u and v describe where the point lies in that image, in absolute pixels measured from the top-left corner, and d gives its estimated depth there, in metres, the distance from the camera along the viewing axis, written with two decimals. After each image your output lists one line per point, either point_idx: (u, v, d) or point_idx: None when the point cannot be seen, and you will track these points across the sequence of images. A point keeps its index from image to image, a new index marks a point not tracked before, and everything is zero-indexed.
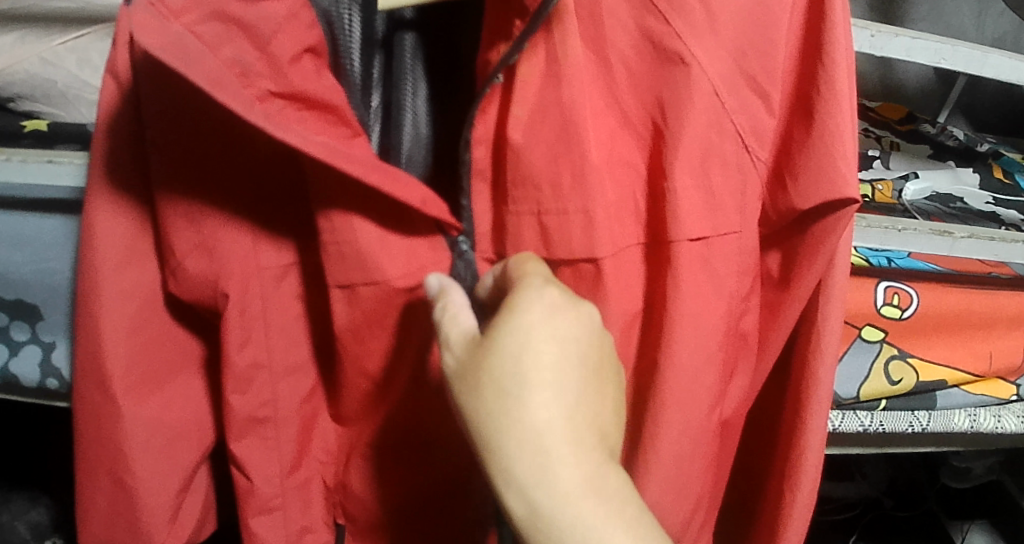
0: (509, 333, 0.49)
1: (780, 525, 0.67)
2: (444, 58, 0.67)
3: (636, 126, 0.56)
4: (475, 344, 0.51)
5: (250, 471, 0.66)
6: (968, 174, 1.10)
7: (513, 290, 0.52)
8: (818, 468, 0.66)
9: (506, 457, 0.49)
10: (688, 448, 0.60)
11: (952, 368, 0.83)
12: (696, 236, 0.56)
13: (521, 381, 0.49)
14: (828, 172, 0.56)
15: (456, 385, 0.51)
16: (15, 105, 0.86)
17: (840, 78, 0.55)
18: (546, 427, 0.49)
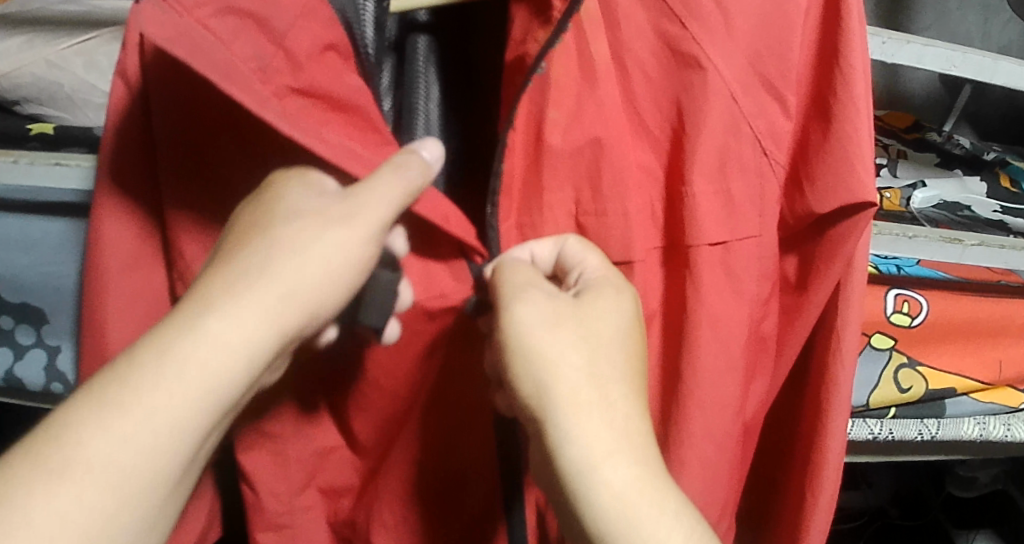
0: (617, 310, 0.53)
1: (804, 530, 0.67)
2: (465, 70, 0.68)
3: (653, 130, 0.56)
4: (575, 311, 0.52)
5: (254, 483, 0.65)
6: (975, 182, 1.10)
7: (598, 275, 0.54)
8: (838, 473, 0.66)
9: (603, 419, 0.49)
10: (706, 457, 0.59)
11: (961, 377, 0.82)
12: (714, 240, 0.55)
13: (625, 357, 0.52)
14: (846, 176, 0.56)
15: (555, 340, 0.51)
16: (21, 109, 0.86)
17: (856, 81, 0.55)
18: (638, 403, 0.51)
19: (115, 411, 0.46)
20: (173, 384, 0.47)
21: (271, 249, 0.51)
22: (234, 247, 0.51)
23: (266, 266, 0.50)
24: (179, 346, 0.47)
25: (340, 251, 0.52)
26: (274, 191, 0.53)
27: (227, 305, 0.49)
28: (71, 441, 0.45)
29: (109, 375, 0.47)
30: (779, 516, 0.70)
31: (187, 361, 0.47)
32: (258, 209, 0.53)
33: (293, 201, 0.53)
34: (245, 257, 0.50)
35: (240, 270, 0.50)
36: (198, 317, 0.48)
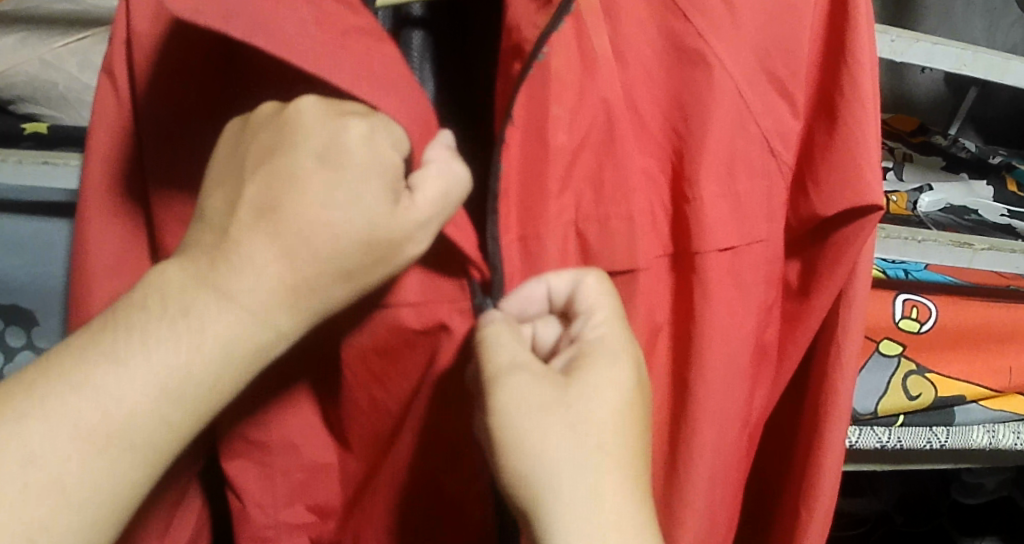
0: (614, 385, 0.49)
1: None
2: (461, 83, 0.67)
3: (656, 128, 0.54)
4: (568, 386, 0.49)
5: (244, 494, 0.63)
6: (981, 186, 1.08)
7: (599, 342, 0.51)
8: (835, 485, 0.64)
9: (596, 509, 0.46)
10: (709, 471, 0.57)
11: (971, 384, 0.80)
12: (723, 245, 0.54)
13: (622, 437, 0.48)
14: (851, 178, 0.54)
15: (546, 420, 0.47)
16: (17, 108, 0.84)
17: (865, 79, 0.54)
18: (637, 488, 0.47)
19: (173, 409, 0.43)
20: (223, 390, 0.45)
21: (337, 268, 0.45)
22: (293, 223, 0.44)
23: (326, 285, 0.46)
24: (238, 354, 0.44)
25: (389, 253, 0.47)
26: (354, 175, 0.45)
27: (283, 322, 0.45)
28: (124, 430, 0.42)
29: (171, 359, 0.43)
30: (775, 528, 0.68)
31: (237, 373, 0.45)
32: (332, 197, 0.45)
33: (369, 205, 0.45)
34: (309, 267, 0.45)
35: (301, 285, 0.45)
36: (255, 329, 0.44)
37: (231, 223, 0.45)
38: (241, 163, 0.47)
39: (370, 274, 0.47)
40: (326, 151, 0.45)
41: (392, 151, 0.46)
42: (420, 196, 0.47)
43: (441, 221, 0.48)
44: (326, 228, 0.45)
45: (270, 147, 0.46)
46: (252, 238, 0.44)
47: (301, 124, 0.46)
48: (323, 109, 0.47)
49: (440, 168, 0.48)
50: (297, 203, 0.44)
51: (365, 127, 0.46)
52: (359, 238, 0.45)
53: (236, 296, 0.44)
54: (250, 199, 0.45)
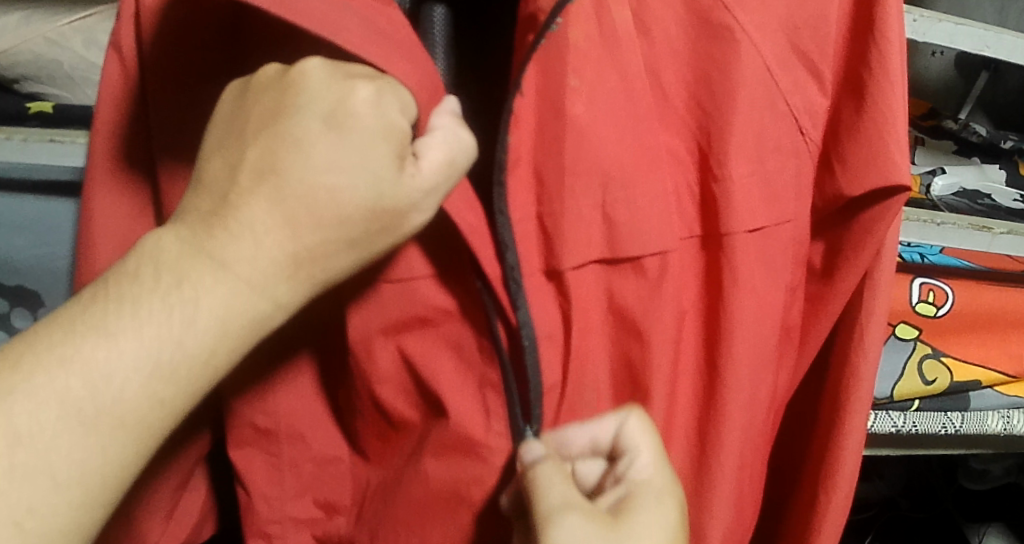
0: (661, 520, 0.51)
1: (814, 530, 0.64)
2: (469, 61, 0.65)
3: (679, 107, 0.53)
4: (618, 524, 0.50)
5: (251, 484, 0.63)
6: (993, 170, 1.06)
7: (646, 480, 0.52)
8: (855, 469, 0.63)
9: None
10: (729, 457, 0.57)
11: (987, 369, 0.79)
12: (752, 226, 0.53)
13: None
14: (878, 156, 0.53)
15: None
16: (21, 87, 0.83)
17: (893, 56, 0.53)
18: None
19: (165, 384, 0.42)
20: (218, 362, 0.43)
21: (338, 237, 0.44)
22: (294, 190, 0.43)
23: (326, 254, 0.44)
24: (234, 324, 0.43)
25: (392, 221, 0.45)
26: (359, 141, 0.43)
27: (281, 292, 0.44)
28: (114, 405, 0.41)
29: (164, 333, 0.42)
30: (790, 514, 0.68)
31: (232, 345, 0.43)
32: (335, 163, 0.43)
33: (374, 172, 0.43)
34: (310, 235, 0.43)
35: (301, 254, 0.43)
36: (252, 301, 0.43)
37: (230, 189, 0.43)
38: (243, 128, 0.45)
39: (373, 243, 0.45)
40: (331, 115, 0.43)
41: (400, 117, 0.44)
42: (427, 163, 0.45)
43: (448, 189, 0.46)
44: (328, 197, 0.43)
45: (273, 112, 0.44)
46: (250, 205, 0.43)
47: (307, 87, 0.44)
48: (330, 71, 0.44)
49: (446, 135, 0.46)
50: (299, 170, 0.43)
51: (375, 89, 0.44)
52: (362, 207, 0.43)
53: (232, 266, 0.42)
54: (249, 164, 0.44)
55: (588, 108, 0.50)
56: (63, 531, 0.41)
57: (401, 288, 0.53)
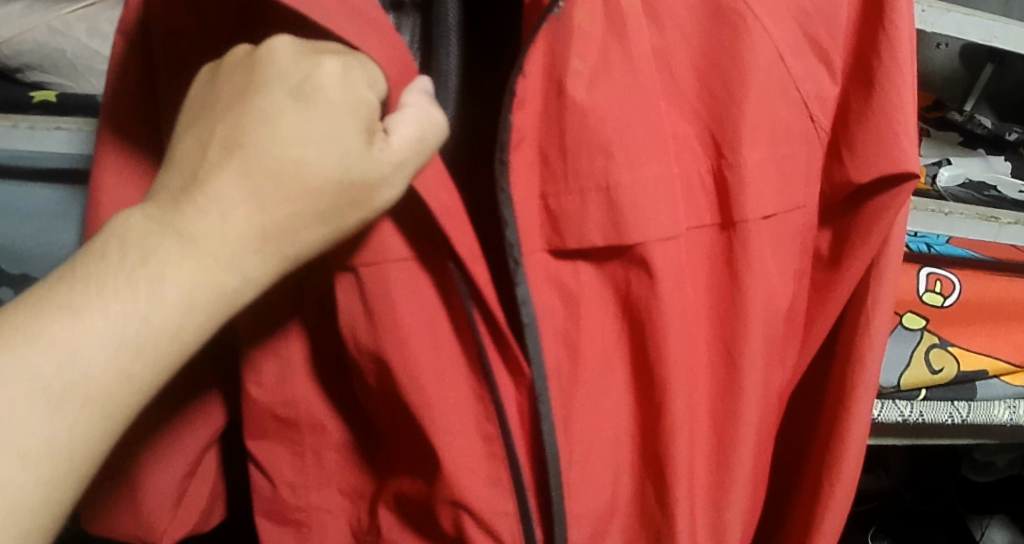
0: None
1: (817, 522, 0.64)
2: (476, 43, 0.64)
3: (689, 94, 0.52)
4: None
5: (274, 473, 0.64)
6: (1000, 162, 1.03)
7: None
8: (859, 460, 0.63)
9: None
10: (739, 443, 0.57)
11: (994, 358, 0.79)
12: (765, 214, 0.53)
13: None
14: (887, 144, 0.53)
15: None
16: (24, 76, 0.82)
17: (903, 42, 0.53)
18: None
19: (132, 360, 0.40)
20: (186, 340, 0.41)
21: (309, 210, 0.42)
22: (261, 162, 0.42)
23: (298, 229, 0.43)
24: (203, 299, 0.41)
25: (361, 195, 0.44)
26: (328, 112, 0.42)
27: (251, 267, 0.42)
28: (82, 382, 0.39)
29: (130, 309, 0.40)
30: (794, 504, 0.67)
31: (202, 322, 0.41)
32: (303, 134, 0.42)
33: (344, 143, 0.43)
34: (280, 209, 0.42)
35: (271, 228, 0.42)
36: (223, 275, 0.41)
37: (197, 165, 0.42)
38: (210, 108, 0.44)
39: (345, 218, 0.44)
40: (299, 88, 0.43)
41: (369, 91, 0.44)
42: (397, 138, 0.44)
43: (417, 166, 0.45)
44: (298, 169, 0.42)
45: (241, 89, 0.44)
46: (218, 179, 0.41)
47: (275, 64, 0.44)
48: (297, 48, 0.44)
49: (417, 112, 0.45)
50: (268, 142, 0.42)
51: (342, 62, 0.44)
52: (331, 179, 0.42)
53: (201, 240, 0.41)
54: (217, 140, 0.43)
55: (598, 95, 0.50)
56: (24, 522, 0.38)
57: (399, 281, 0.52)
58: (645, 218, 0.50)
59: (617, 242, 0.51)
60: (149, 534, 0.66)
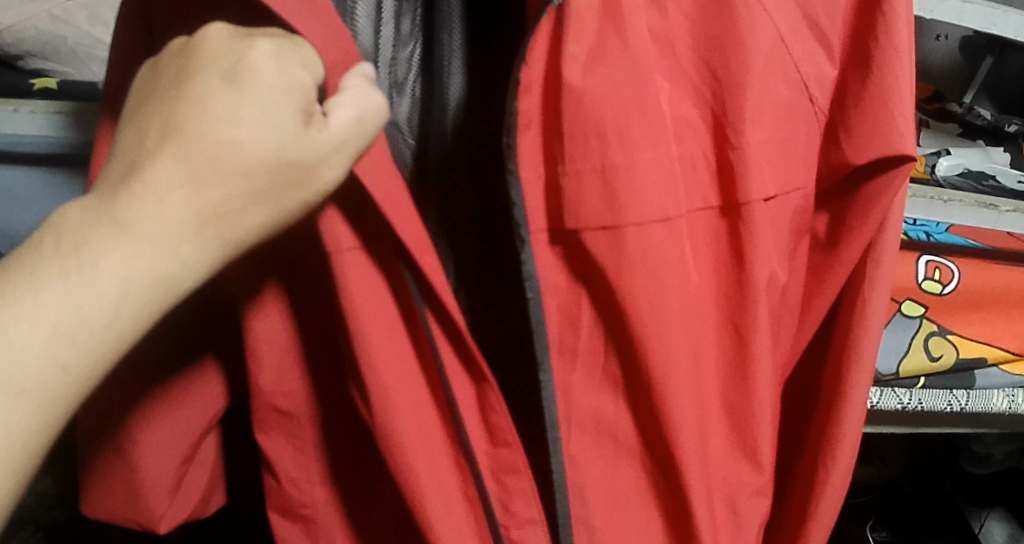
0: None
1: (813, 505, 0.64)
2: (482, 36, 0.65)
3: (690, 78, 0.52)
4: None
5: (277, 462, 0.66)
6: (998, 152, 1.02)
7: None
8: (855, 445, 0.63)
9: None
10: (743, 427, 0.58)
11: (992, 346, 0.79)
12: (767, 195, 0.53)
13: None
14: (884, 127, 0.54)
15: None
16: (24, 64, 0.82)
17: (900, 25, 0.53)
18: None
19: (67, 347, 0.39)
20: (124, 329, 0.41)
21: (246, 192, 0.42)
22: (193, 144, 0.42)
23: (236, 211, 0.42)
24: (140, 284, 0.41)
25: (297, 175, 0.43)
26: (260, 93, 0.43)
27: (189, 252, 0.42)
28: (17, 371, 0.38)
29: (64, 298, 0.39)
30: (791, 489, 0.68)
31: (139, 311, 0.41)
32: (236, 116, 0.42)
33: (278, 124, 0.43)
34: (215, 191, 0.42)
35: (207, 211, 0.42)
36: (161, 260, 0.41)
37: (135, 151, 0.42)
38: (149, 98, 0.44)
39: (284, 200, 0.44)
40: (232, 71, 0.43)
41: (304, 73, 0.44)
42: (335, 118, 0.44)
43: (357, 148, 0.45)
44: (231, 149, 0.42)
45: (177, 76, 0.44)
46: (154, 163, 0.41)
47: (209, 50, 0.44)
48: (232, 34, 0.45)
49: (357, 93, 0.45)
50: (200, 124, 0.42)
51: (275, 43, 0.44)
52: (267, 159, 0.42)
53: (136, 225, 0.41)
54: (153, 127, 0.43)
55: (599, 77, 0.49)
56: None
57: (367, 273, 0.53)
58: (644, 201, 0.50)
59: (610, 221, 0.51)
60: (146, 517, 0.67)
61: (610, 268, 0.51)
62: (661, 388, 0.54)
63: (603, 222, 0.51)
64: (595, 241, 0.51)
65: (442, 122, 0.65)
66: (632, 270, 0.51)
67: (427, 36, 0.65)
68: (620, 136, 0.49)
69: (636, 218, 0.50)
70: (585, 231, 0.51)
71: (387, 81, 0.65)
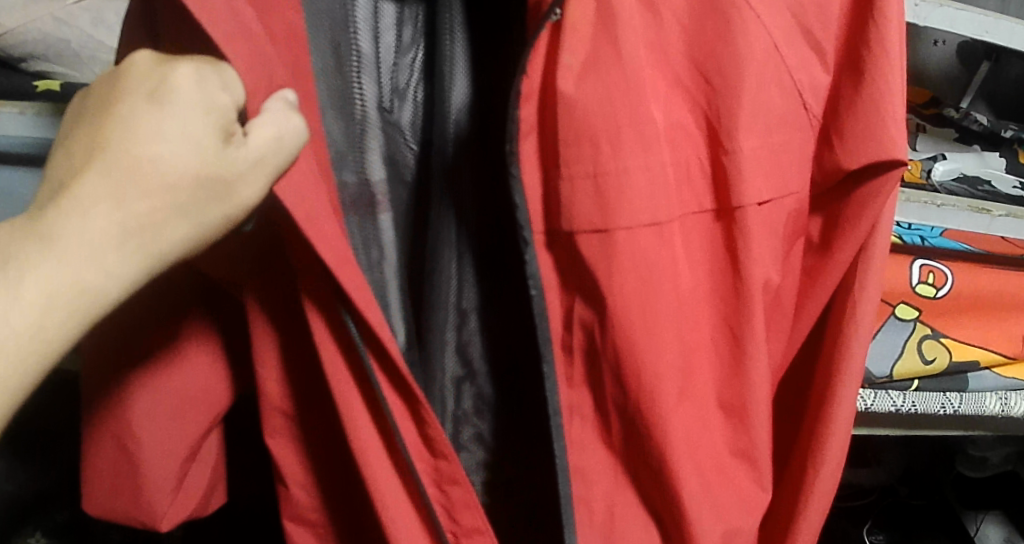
0: None
1: (801, 503, 0.65)
2: (487, 50, 0.64)
3: (685, 84, 0.53)
4: None
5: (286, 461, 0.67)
6: (994, 157, 1.02)
7: None
8: (843, 445, 0.64)
9: None
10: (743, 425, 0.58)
11: (985, 349, 0.80)
12: (761, 199, 0.54)
13: None
14: (875, 132, 0.55)
15: None
16: (28, 66, 0.83)
17: (892, 34, 0.54)
18: None
19: None
20: (50, 338, 0.42)
21: (169, 205, 0.44)
22: (115, 162, 0.43)
23: (159, 225, 0.44)
24: (64, 297, 0.42)
25: (218, 191, 0.45)
26: (179, 112, 0.44)
27: (114, 264, 0.43)
28: None
29: None
30: (779, 488, 0.69)
31: (67, 320, 0.42)
32: (157, 135, 0.44)
33: (199, 142, 0.44)
34: (136, 205, 0.43)
35: (131, 223, 0.43)
36: (83, 273, 0.42)
37: (64, 172, 0.44)
38: (79, 121, 0.46)
39: (207, 214, 0.45)
40: (154, 93, 0.45)
41: (225, 95, 0.46)
42: (255, 137, 0.46)
43: (279, 165, 0.47)
44: (151, 165, 0.43)
45: (106, 99, 0.46)
46: (80, 181, 0.43)
47: (134, 73, 0.46)
48: (157, 58, 0.46)
49: (277, 115, 0.47)
50: (123, 144, 0.43)
51: (198, 65, 0.46)
52: (187, 175, 0.44)
53: (61, 240, 0.42)
54: (81, 147, 0.44)
55: (596, 84, 0.50)
56: None
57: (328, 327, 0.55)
58: (638, 205, 0.51)
59: (602, 224, 0.51)
60: (148, 512, 0.68)
61: (605, 271, 0.52)
62: (654, 387, 0.55)
63: (597, 225, 0.52)
64: (592, 243, 0.52)
65: (443, 125, 0.64)
66: (627, 272, 0.52)
67: (429, 44, 0.66)
68: (615, 142, 0.50)
69: (627, 221, 0.51)
70: (580, 234, 0.52)
71: (387, 86, 0.65)
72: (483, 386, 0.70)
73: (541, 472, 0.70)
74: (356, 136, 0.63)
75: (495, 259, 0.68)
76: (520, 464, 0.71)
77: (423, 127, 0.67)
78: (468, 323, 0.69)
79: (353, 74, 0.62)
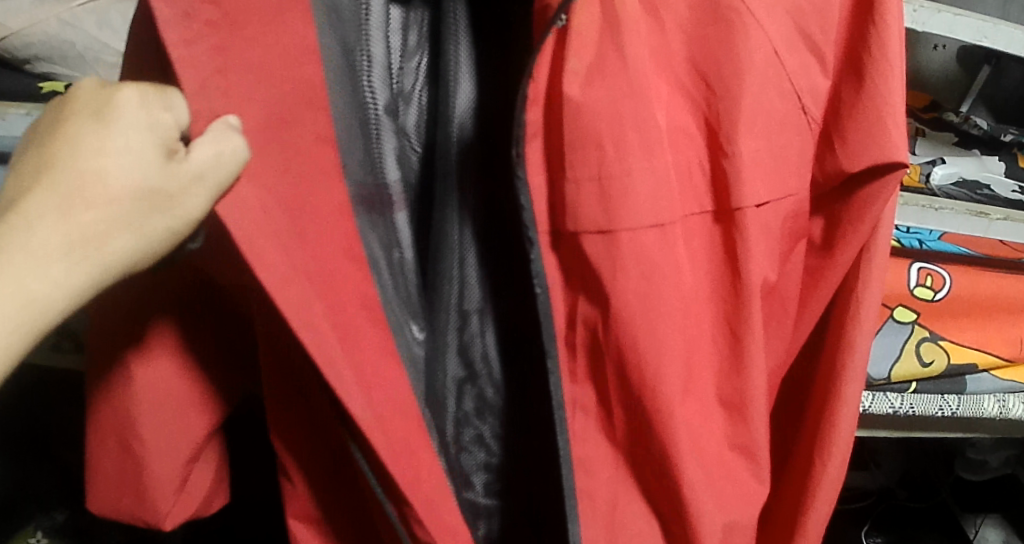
0: None
1: (808, 500, 0.66)
2: (492, 49, 0.65)
3: (687, 88, 0.54)
4: None
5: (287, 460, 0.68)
6: (994, 161, 1.03)
7: None
8: (848, 442, 0.65)
9: None
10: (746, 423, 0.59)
11: (983, 351, 0.80)
12: (761, 201, 0.54)
13: None
14: (876, 133, 0.55)
15: None
16: (33, 67, 0.84)
17: (891, 39, 0.55)
18: None
19: None
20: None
21: (112, 216, 0.44)
22: (60, 175, 0.43)
23: (103, 235, 0.43)
24: (8, 305, 0.41)
25: (161, 204, 0.45)
26: (122, 129, 0.45)
27: (59, 273, 0.42)
28: None
29: None
30: (784, 486, 0.70)
31: (11, 331, 0.41)
32: (101, 151, 0.44)
33: (142, 158, 0.45)
34: (81, 216, 0.43)
35: (75, 235, 0.43)
36: (27, 283, 0.41)
37: (11, 190, 0.44)
38: (24, 146, 0.46)
39: (149, 226, 0.45)
40: (98, 112, 0.45)
41: (167, 115, 0.47)
42: (196, 152, 0.46)
43: (221, 183, 0.47)
44: (96, 178, 0.44)
45: (50, 124, 0.46)
46: (26, 196, 0.43)
47: (78, 98, 0.46)
48: (101, 84, 0.47)
49: (216, 134, 0.48)
50: (68, 160, 0.44)
51: (142, 89, 0.47)
52: (130, 188, 0.44)
53: (5, 250, 0.41)
54: (28, 167, 0.44)
55: (599, 88, 0.51)
56: None
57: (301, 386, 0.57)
58: (642, 207, 0.52)
59: (604, 226, 0.52)
60: (152, 512, 0.69)
61: (611, 271, 0.53)
62: (656, 387, 0.55)
63: (598, 226, 0.52)
64: (597, 244, 0.53)
65: (446, 128, 0.65)
66: (632, 273, 0.53)
67: (434, 49, 0.67)
68: (619, 144, 0.51)
69: (631, 223, 0.52)
70: (586, 235, 0.53)
71: (393, 91, 0.67)
72: (483, 388, 0.70)
73: (541, 478, 0.70)
74: (370, 135, 0.64)
75: (499, 260, 0.68)
76: (521, 469, 0.71)
77: (429, 131, 0.68)
78: (470, 324, 0.69)
79: (363, 74, 0.63)
